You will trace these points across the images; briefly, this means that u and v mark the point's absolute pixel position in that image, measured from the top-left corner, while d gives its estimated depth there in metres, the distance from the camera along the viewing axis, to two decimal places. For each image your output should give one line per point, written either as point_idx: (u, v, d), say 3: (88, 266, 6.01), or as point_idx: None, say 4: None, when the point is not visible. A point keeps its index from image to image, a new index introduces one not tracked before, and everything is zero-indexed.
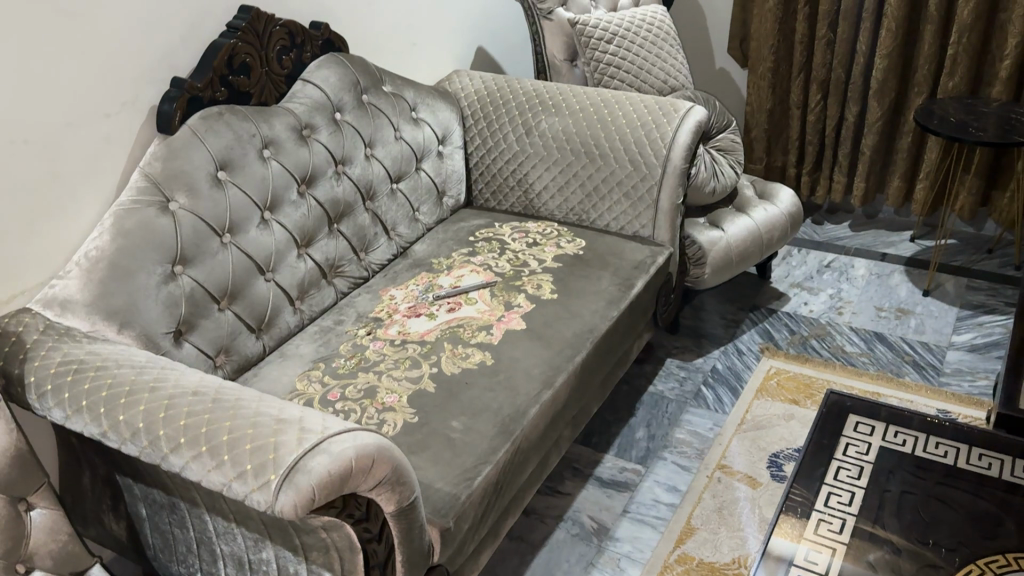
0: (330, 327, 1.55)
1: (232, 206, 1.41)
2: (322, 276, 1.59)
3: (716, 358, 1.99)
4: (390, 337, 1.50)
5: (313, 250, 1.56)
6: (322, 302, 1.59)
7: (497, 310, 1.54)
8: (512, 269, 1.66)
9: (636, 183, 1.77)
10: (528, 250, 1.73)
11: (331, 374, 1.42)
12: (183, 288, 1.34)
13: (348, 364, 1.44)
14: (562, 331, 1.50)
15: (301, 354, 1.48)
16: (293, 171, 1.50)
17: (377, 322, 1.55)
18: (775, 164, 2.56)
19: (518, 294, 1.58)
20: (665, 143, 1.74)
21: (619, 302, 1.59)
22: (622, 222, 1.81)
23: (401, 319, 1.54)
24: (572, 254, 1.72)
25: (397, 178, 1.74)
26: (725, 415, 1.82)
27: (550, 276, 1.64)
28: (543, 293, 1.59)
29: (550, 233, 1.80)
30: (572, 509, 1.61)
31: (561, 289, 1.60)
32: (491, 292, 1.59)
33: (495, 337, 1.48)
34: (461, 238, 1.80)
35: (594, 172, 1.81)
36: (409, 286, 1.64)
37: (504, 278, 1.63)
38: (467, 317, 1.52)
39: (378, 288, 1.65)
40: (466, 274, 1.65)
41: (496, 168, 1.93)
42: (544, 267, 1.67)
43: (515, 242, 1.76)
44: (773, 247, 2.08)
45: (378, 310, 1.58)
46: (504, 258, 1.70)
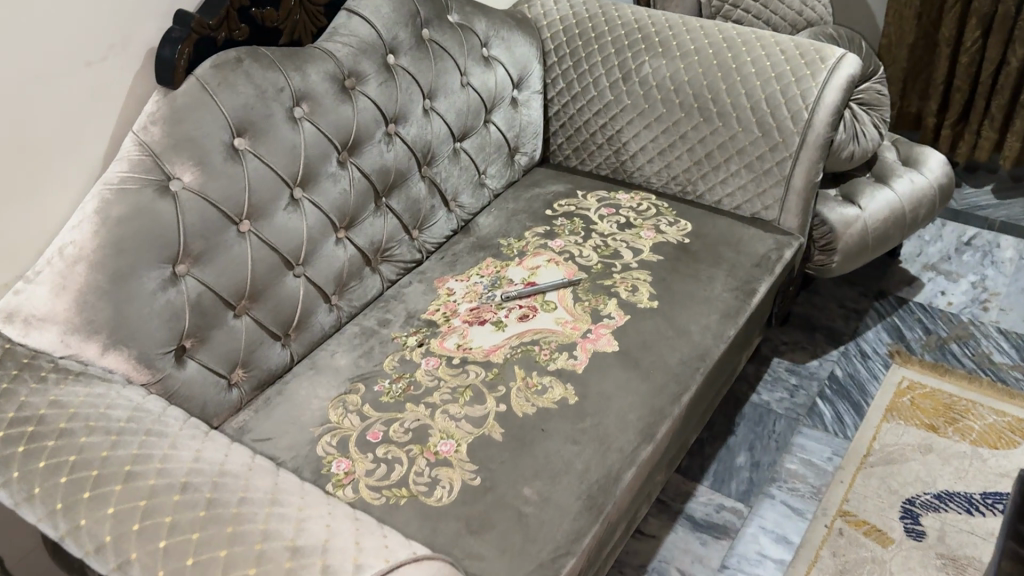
0: (374, 330, 1.25)
1: (252, 184, 1.09)
2: (366, 264, 1.28)
3: (833, 363, 1.67)
4: (447, 352, 1.19)
5: (355, 233, 1.24)
6: (366, 296, 1.29)
7: (583, 323, 1.22)
8: (601, 263, 1.33)
9: (762, 153, 1.40)
10: (619, 235, 1.39)
11: (371, 403, 1.12)
12: (187, 295, 1.04)
13: (394, 389, 1.14)
14: (666, 356, 1.18)
15: (336, 368, 1.19)
16: (333, 135, 1.17)
17: (430, 328, 1.24)
18: (909, 110, 2.14)
19: (609, 300, 1.26)
20: (804, 104, 1.36)
21: (736, 316, 1.26)
22: (739, 199, 1.46)
23: (461, 326, 1.23)
24: (675, 243, 1.37)
25: (461, 135, 1.40)
26: (846, 441, 1.51)
27: (649, 275, 1.30)
28: (639, 301, 1.26)
29: (647, 210, 1.46)
30: (657, 558, 1.34)
31: (664, 294, 1.27)
32: (574, 295, 1.27)
33: (580, 364, 1.16)
34: (537, 213, 1.46)
35: (708, 135, 1.44)
36: (472, 278, 1.32)
37: (590, 275, 1.30)
38: (545, 331, 1.21)
39: (433, 278, 1.34)
40: (543, 265, 1.33)
41: (582, 120, 1.57)
42: (641, 260, 1.33)
43: (603, 222, 1.43)
44: (915, 226, 1.70)
45: (433, 309, 1.27)
46: (591, 246, 1.37)
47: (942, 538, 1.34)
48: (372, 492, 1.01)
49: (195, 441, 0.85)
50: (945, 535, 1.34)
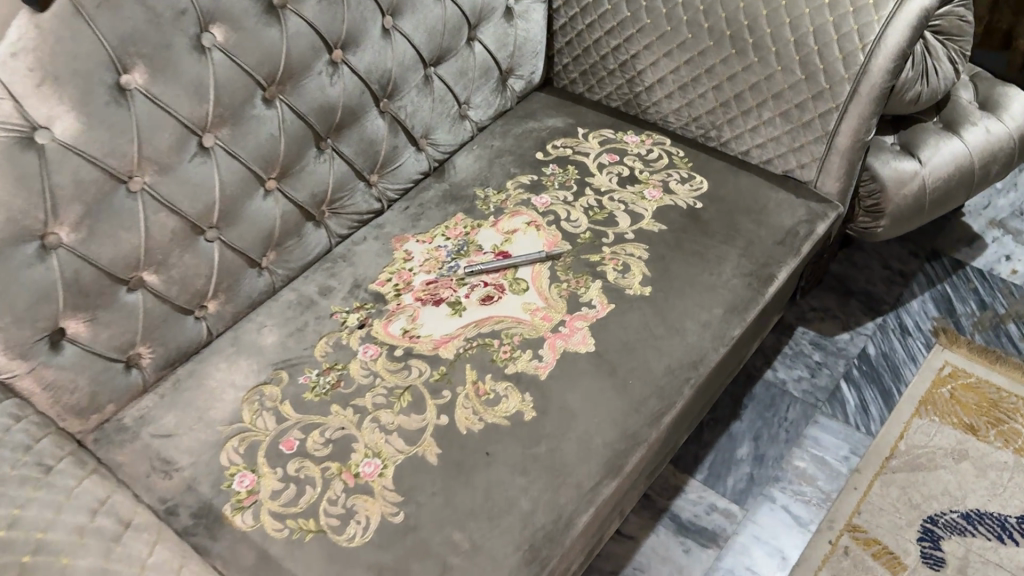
0: (312, 301, 1.06)
1: (143, 132, 0.87)
2: (307, 219, 1.08)
3: (867, 339, 1.44)
4: (390, 340, 1.00)
5: (289, 185, 1.03)
6: (308, 257, 1.10)
7: (556, 312, 1.02)
8: (590, 231, 1.11)
9: (802, 100, 1.14)
10: (617, 193, 1.16)
11: (292, 401, 0.95)
12: (59, 272, 0.85)
13: (321, 385, 0.96)
14: (650, 364, 0.98)
15: (261, 349, 1.01)
16: (255, 69, 0.94)
17: (377, 305, 1.04)
18: (999, 27, 1.80)
19: (593, 282, 1.05)
20: (860, 44, 1.08)
21: (745, 311, 1.04)
22: (769, 153, 1.20)
23: (413, 304, 1.04)
24: (683, 208, 1.14)
25: (435, 59, 1.16)
26: (867, 438, 1.31)
27: (646, 252, 1.08)
28: (629, 287, 1.05)
29: (656, 161, 1.22)
30: (631, 566, 1.18)
31: (660, 280, 1.06)
32: (552, 274, 1.06)
33: (546, 367, 0.96)
34: (525, 157, 1.23)
35: (739, 72, 1.17)
36: (435, 240, 1.12)
37: (575, 247, 1.09)
38: (510, 320, 1.01)
39: (391, 237, 1.13)
40: (520, 229, 1.11)
41: (592, 40, 1.30)
42: (639, 230, 1.11)
43: (601, 174, 1.19)
44: (984, 182, 1.43)
45: (384, 279, 1.08)
46: (581, 206, 1.14)
47: (963, 570, 1.15)
48: (274, 521, 0.85)
49: (23, 491, 0.67)
50: (967, 566, 1.16)
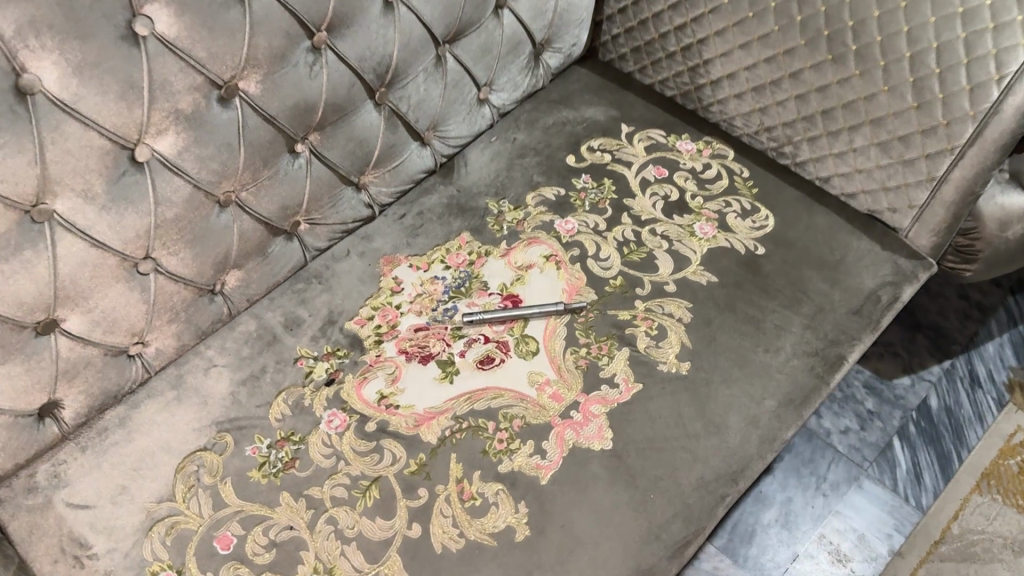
0: (275, 337, 0.87)
1: (49, 149, 0.66)
2: (274, 233, 0.88)
3: (929, 387, 1.24)
4: (363, 407, 0.81)
5: (252, 198, 0.83)
6: (275, 277, 0.90)
7: (570, 389, 0.82)
8: (622, 276, 0.90)
9: (909, 133, 0.90)
10: (660, 225, 0.94)
11: (235, 480, 0.78)
12: None
13: (272, 461, 0.79)
14: (677, 472, 0.79)
15: (206, 401, 0.83)
16: (207, 62, 0.72)
17: (352, 353, 0.85)
18: None
19: (619, 351, 0.85)
20: (996, 75, 0.82)
21: (803, 405, 0.84)
22: (854, 187, 0.97)
23: (396, 359, 0.84)
24: (740, 254, 0.93)
25: (451, 36, 0.92)
26: (917, 513, 1.14)
27: (689, 313, 0.88)
28: (663, 361, 0.85)
29: (713, 182, 0.99)
30: None
31: (701, 354, 0.86)
32: (570, 334, 0.86)
33: (549, 468, 0.78)
34: (553, 161, 1.01)
35: (832, 84, 0.93)
36: (432, 268, 0.91)
37: (601, 298, 0.88)
38: (512, 394, 0.82)
39: (380, 256, 0.93)
40: (537, 266, 0.91)
41: (652, 13, 1.04)
42: (683, 281, 0.90)
43: (643, 194, 0.97)
44: None
45: (365, 317, 0.88)
46: (615, 239, 0.93)
47: None
48: None
49: None
50: None
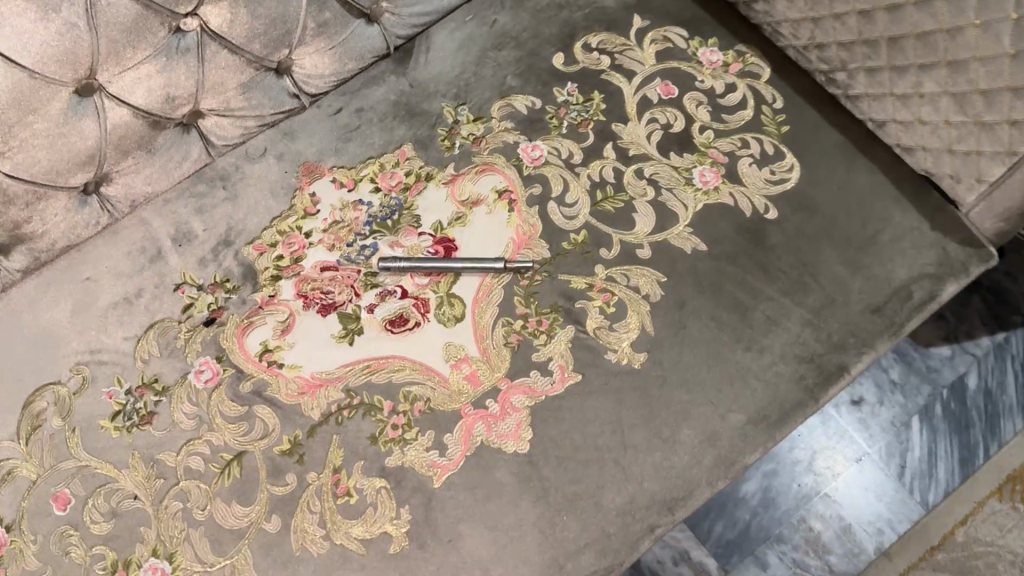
0: (160, 253, 0.73)
1: None
2: (163, 125, 0.71)
3: (971, 363, 1.05)
4: (242, 361, 0.68)
5: (121, 87, 0.66)
6: (168, 176, 0.75)
7: (491, 371, 0.67)
8: (586, 231, 0.72)
9: (993, 88, 0.65)
10: (650, 165, 0.75)
11: (84, 426, 0.67)
12: None
13: (128, 412, 0.67)
14: (601, 493, 0.65)
15: (70, 323, 0.71)
16: None
17: (243, 288, 0.71)
18: None
19: (562, 329, 0.69)
20: None
21: (779, 425, 0.68)
22: (915, 141, 0.74)
23: (292, 305, 0.70)
24: (743, 217, 0.73)
25: None
26: (918, 510, 0.99)
27: (660, 290, 0.70)
28: (613, 349, 0.69)
29: (733, 112, 0.78)
30: None
31: (664, 346, 0.69)
32: (506, 300, 0.70)
33: (446, 469, 0.65)
34: (535, 59, 0.80)
35: (907, 4, 0.68)
36: (359, 188, 0.75)
37: (554, 256, 0.71)
38: (420, 370, 0.67)
39: (301, 162, 0.76)
40: (485, 203, 0.73)
41: None
42: (662, 247, 0.72)
43: (639, 120, 0.77)
44: None
45: (266, 244, 0.73)
46: (588, 180, 0.74)
47: None
48: None
49: None
50: None
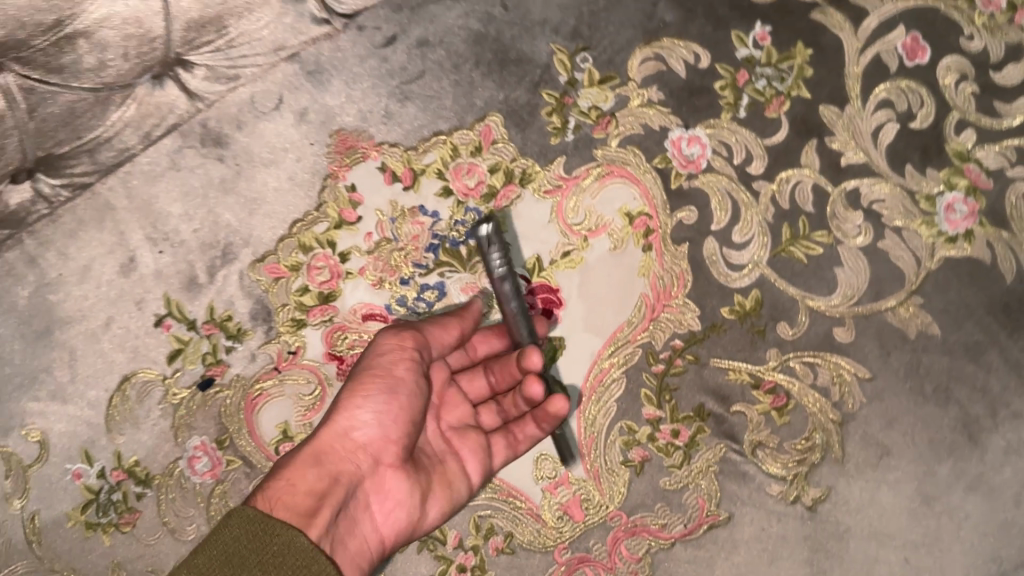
0: (132, 262, 0.50)
1: None
2: (119, 96, 0.45)
3: None
4: (253, 448, 0.50)
5: (40, 67, 0.40)
6: (132, 147, 0.49)
7: (600, 500, 0.48)
8: (760, 293, 0.48)
9: None
10: (872, 186, 0.49)
11: (47, 514, 0.51)
12: None
13: (102, 506, 0.50)
14: None
15: (17, 359, 0.50)
16: None
17: (251, 334, 0.50)
18: None
19: (706, 446, 0.48)
20: None
21: None
22: None
23: (322, 372, 0.50)
24: (1000, 285, 0.48)
25: None
26: None
27: (858, 394, 0.48)
28: (776, 480, 0.48)
29: (1011, 99, 0.49)
30: None
31: (852, 478, 0.48)
32: (628, 395, 0.48)
33: None
34: None
35: None
36: (420, 187, 0.50)
37: (706, 331, 0.48)
38: (499, 489, 0.48)
39: (333, 130, 0.50)
40: (608, 232, 0.49)
41: None
42: (870, 326, 0.48)
43: (863, 103, 0.49)
44: None
45: (284, 267, 0.50)
46: (773, 205, 0.48)
47: None
48: None
49: None
50: None
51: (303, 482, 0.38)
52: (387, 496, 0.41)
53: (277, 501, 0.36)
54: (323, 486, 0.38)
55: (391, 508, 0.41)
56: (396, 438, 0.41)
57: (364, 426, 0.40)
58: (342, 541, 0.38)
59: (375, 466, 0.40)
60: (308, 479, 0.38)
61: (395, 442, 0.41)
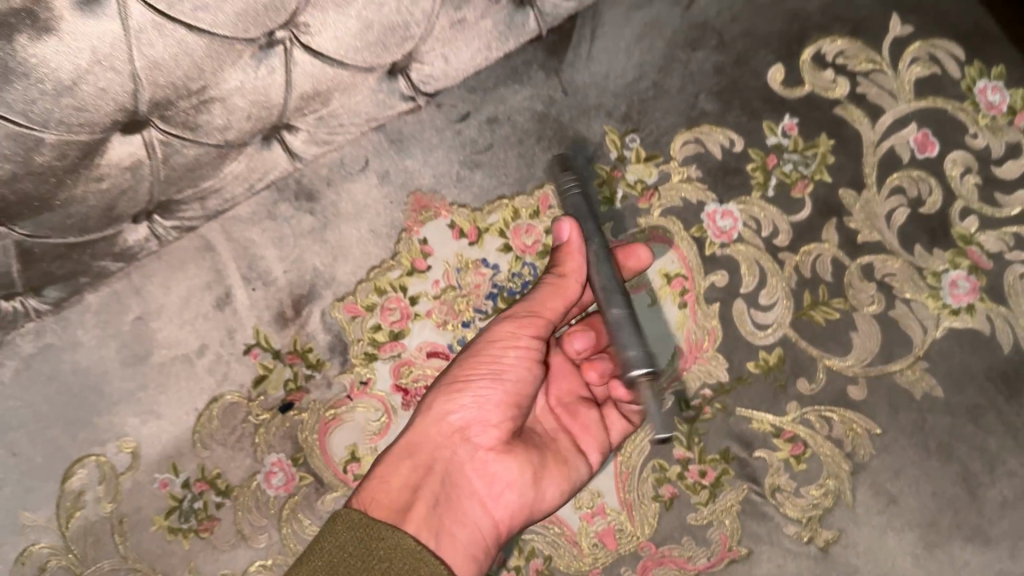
0: (228, 296, 0.57)
1: None
2: (234, 152, 0.52)
3: None
4: (323, 467, 0.57)
5: (179, 124, 0.47)
6: (236, 196, 0.56)
7: (632, 531, 0.53)
8: (783, 350, 0.54)
9: None
10: (885, 262, 0.55)
11: (132, 518, 0.56)
12: None
13: (184, 512, 0.56)
14: None
15: (117, 378, 0.57)
16: None
17: (328, 365, 0.57)
18: None
19: (730, 486, 0.53)
20: None
21: None
22: None
23: (388, 401, 0.58)
24: (998, 355, 0.54)
25: None
26: None
27: (869, 447, 0.53)
28: (793, 521, 0.53)
29: (1010, 191, 0.56)
30: None
31: (862, 523, 0.53)
32: (661, 436, 0.54)
33: None
34: (741, 71, 0.57)
35: None
36: (483, 243, 0.58)
37: (733, 382, 0.54)
38: None
39: (411, 191, 0.58)
40: (648, 289, 0.55)
41: None
42: (882, 386, 0.54)
43: (878, 189, 0.56)
44: None
45: (360, 306, 0.58)
46: (795, 274, 0.55)
47: None
48: None
49: None
50: None
51: (398, 475, 0.44)
52: (493, 478, 0.47)
53: (374, 498, 0.43)
54: (416, 476, 0.45)
55: (500, 490, 0.47)
56: (492, 422, 0.47)
57: (462, 410, 0.47)
58: (449, 516, 0.44)
59: (473, 449, 0.47)
60: (404, 471, 0.45)
61: (492, 426, 0.47)
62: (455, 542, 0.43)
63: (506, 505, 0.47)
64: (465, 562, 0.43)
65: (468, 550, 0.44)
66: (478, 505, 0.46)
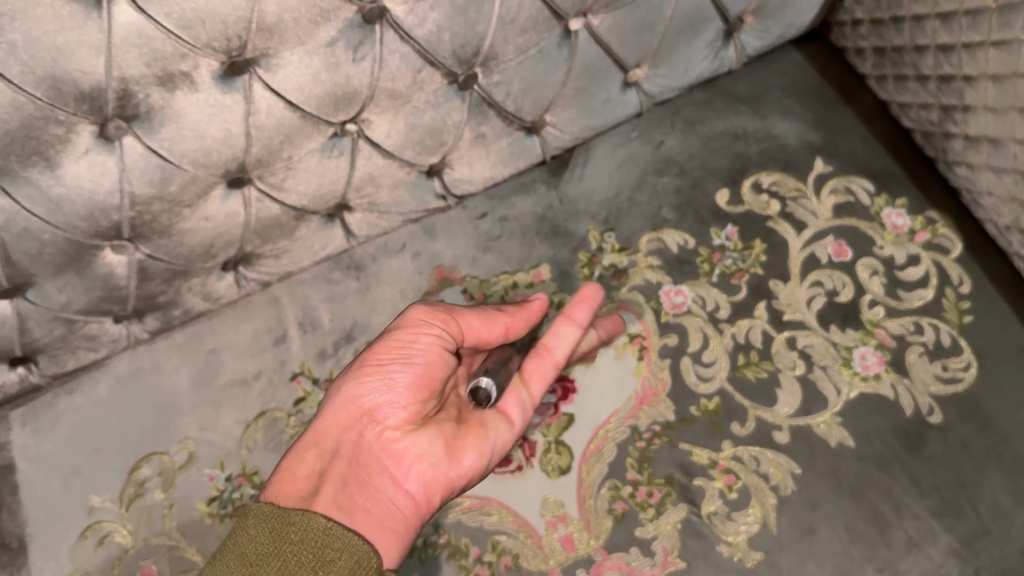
0: (284, 337, 0.73)
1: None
2: (306, 220, 0.70)
3: None
4: None
5: (270, 185, 0.65)
6: (303, 260, 0.73)
7: (588, 538, 0.63)
8: (720, 399, 0.66)
9: None
10: (805, 336, 0.68)
11: (181, 504, 0.69)
12: None
13: (224, 501, 0.69)
14: None
15: (189, 393, 0.71)
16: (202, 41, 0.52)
17: None
18: None
19: (673, 507, 0.64)
20: None
21: None
22: None
23: None
24: (900, 416, 0.65)
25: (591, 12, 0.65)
26: None
27: (792, 483, 0.64)
28: (725, 542, 0.63)
29: (911, 290, 0.70)
30: None
31: (785, 548, 0.62)
32: (617, 462, 0.65)
33: None
34: (696, 193, 0.74)
35: None
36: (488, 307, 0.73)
37: (678, 422, 0.66)
38: (513, 519, 0.64)
39: (436, 266, 0.75)
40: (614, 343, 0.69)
41: (913, 10, 0.68)
42: (802, 433, 0.65)
43: (801, 281, 0.70)
44: None
45: None
46: (732, 340, 0.69)
47: None
48: None
49: None
50: None
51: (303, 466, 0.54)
52: (404, 457, 0.56)
53: (284, 489, 0.53)
54: (319, 467, 0.55)
55: (409, 465, 0.55)
56: (399, 404, 0.56)
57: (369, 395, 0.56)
58: (360, 492, 0.54)
59: (378, 426, 0.56)
60: (310, 462, 0.55)
61: (400, 408, 0.56)
62: (368, 517, 0.52)
63: (420, 477, 0.55)
64: (382, 533, 0.52)
65: (383, 523, 0.53)
66: (390, 481, 0.55)
